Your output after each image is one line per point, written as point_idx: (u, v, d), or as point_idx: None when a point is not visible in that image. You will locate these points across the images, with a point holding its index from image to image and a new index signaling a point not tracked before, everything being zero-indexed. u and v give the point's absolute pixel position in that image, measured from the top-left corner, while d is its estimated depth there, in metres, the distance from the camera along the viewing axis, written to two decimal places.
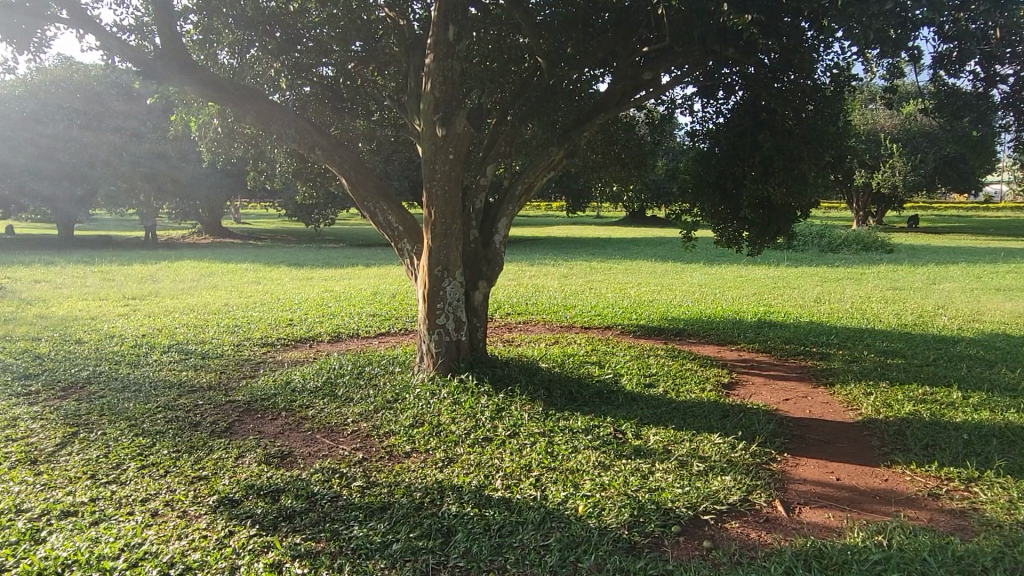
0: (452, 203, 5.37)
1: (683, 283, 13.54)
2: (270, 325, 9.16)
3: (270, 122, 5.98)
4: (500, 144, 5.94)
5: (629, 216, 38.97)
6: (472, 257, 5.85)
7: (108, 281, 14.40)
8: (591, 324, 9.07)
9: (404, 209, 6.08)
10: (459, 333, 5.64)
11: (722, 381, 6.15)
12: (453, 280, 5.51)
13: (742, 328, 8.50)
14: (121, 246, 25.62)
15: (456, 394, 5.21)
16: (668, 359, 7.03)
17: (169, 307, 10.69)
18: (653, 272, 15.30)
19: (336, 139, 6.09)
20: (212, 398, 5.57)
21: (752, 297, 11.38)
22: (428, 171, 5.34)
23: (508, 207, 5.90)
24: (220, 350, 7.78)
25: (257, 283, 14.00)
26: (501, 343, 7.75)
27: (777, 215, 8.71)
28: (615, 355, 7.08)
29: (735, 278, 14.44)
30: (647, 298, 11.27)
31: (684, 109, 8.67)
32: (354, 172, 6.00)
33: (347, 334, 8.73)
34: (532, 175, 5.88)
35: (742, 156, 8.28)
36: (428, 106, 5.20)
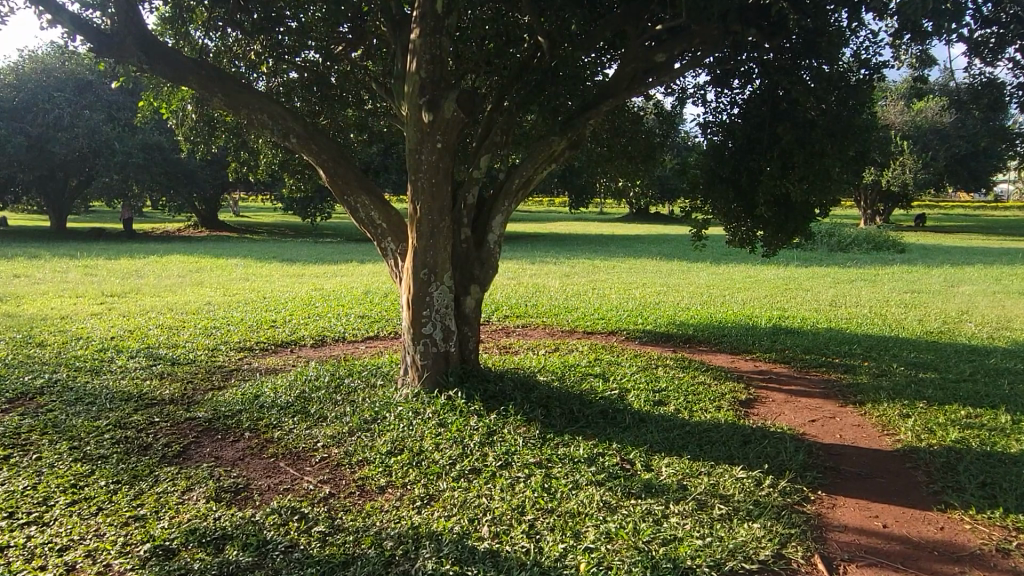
0: (440, 198, 4.78)
1: (690, 283, 12.94)
2: (252, 327, 8.56)
3: (238, 107, 5.33)
4: (496, 132, 5.33)
5: (631, 212, 38.45)
6: (462, 259, 5.25)
7: (90, 277, 13.83)
8: (594, 330, 8.46)
9: (388, 204, 5.46)
10: (447, 344, 5.04)
11: (739, 397, 5.55)
12: (441, 284, 4.91)
13: (756, 335, 7.89)
14: (113, 239, 25.05)
15: (442, 414, 4.62)
16: (679, 370, 6.42)
17: (146, 306, 10.09)
18: (657, 271, 14.70)
19: (313, 126, 5.45)
20: (171, 416, 4.98)
21: (764, 300, 10.76)
22: (412, 162, 4.73)
23: (505, 204, 5.29)
24: (193, 355, 7.17)
25: (245, 280, 13.43)
26: (497, 350, 7.16)
27: (796, 214, 8.10)
28: (621, 366, 6.47)
29: (743, 278, 13.84)
30: (653, 300, 10.68)
31: (696, 99, 8.04)
32: (333, 163, 5.37)
33: (332, 338, 8.13)
34: (531, 168, 5.27)
35: (759, 150, 7.69)
36: (412, 88, 4.61)
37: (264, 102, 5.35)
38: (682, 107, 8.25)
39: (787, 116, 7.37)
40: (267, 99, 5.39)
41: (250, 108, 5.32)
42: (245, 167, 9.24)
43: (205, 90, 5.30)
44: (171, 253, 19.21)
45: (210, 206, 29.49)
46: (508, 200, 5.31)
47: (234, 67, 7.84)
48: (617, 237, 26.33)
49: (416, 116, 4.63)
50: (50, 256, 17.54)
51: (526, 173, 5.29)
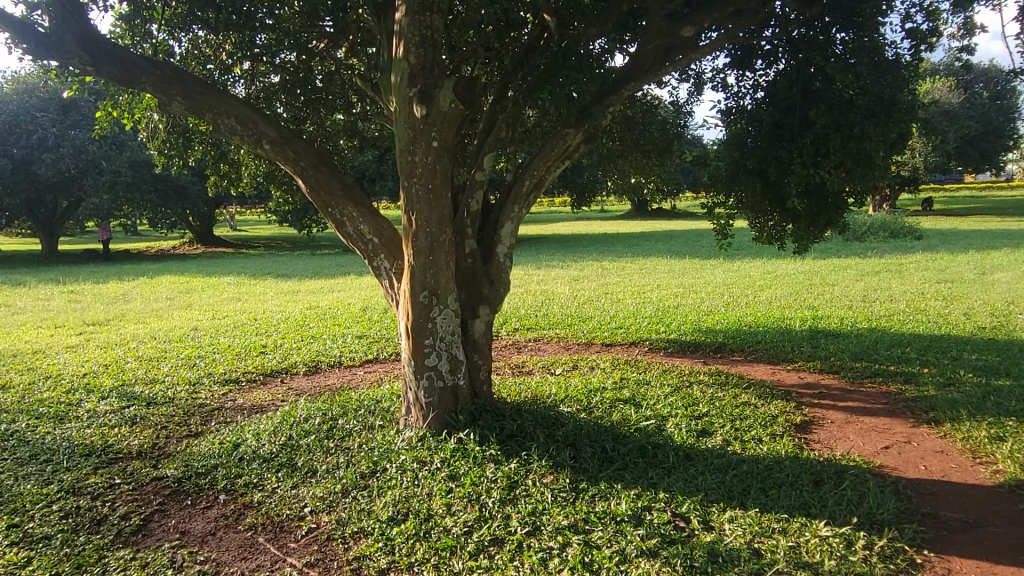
0: (440, 207, 4.05)
1: (707, 283, 12.21)
2: (239, 355, 7.81)
3: (202, 112, 4.61)
4: (500, 127, 4.60)
5: (633, 210, 37.79)
6: (469, 275, 4.52)
7: (74, 304, 13.11)
8: (613, 342, 7.72)
9: (379, 215, 4.72)
10: (455, 377, 4.32)
11: (794, 420, 4.81)
12: (444, 308, 4.19)
13: (794, 341, 7.14)
14: (105, 260, 24.38)
15: (452, 464, 3.89)
16: (718, 387, 5.65)
17: (126, 335, 9.35)
18: (671, 272, 13.98)
19: (290, 131, 4.72)
20: (134, 476, 4.24)
21: (791, 299, 10.01)
22: (406, 164, 4.00)
23: (515, 209, 4.56)
24: (171, 394, 6.43)
25: (237, 300, 12.70)
26: (509, 372, 6.43)
27: (831, 203, 7.35)
28: (651, 385, 5.71)
29: (763, 274, 13.11)
30: (672, 304, 9.94)
31: (715, 83, 7.32)
32: (314, 171, 4.63)
33: (327, 365, 7.40)
34: (544, 165, 4.54)
35: (788, 137, 6.95)
36: (400, 77, 3.86)
37: (232, 105, 4.63)
38: (699, 94, 7.52)
39: (819, 97, 6.64)
40: (235, 100, 4.67)
41: (215, 111, 4.60)
42: (226, 181, 8.51)
43: (161, 94, 4.58)
44: (162, 274, 18.47)
45: (203, 222, 28.79)
46: (518, 205, 4.57)
47: (208, 72, 7.14)
48: (623, 235, 25.60)
49: (407, 111, 3.89)
50: (36, 283, 16.84)
51: (538, 173, 4.55)
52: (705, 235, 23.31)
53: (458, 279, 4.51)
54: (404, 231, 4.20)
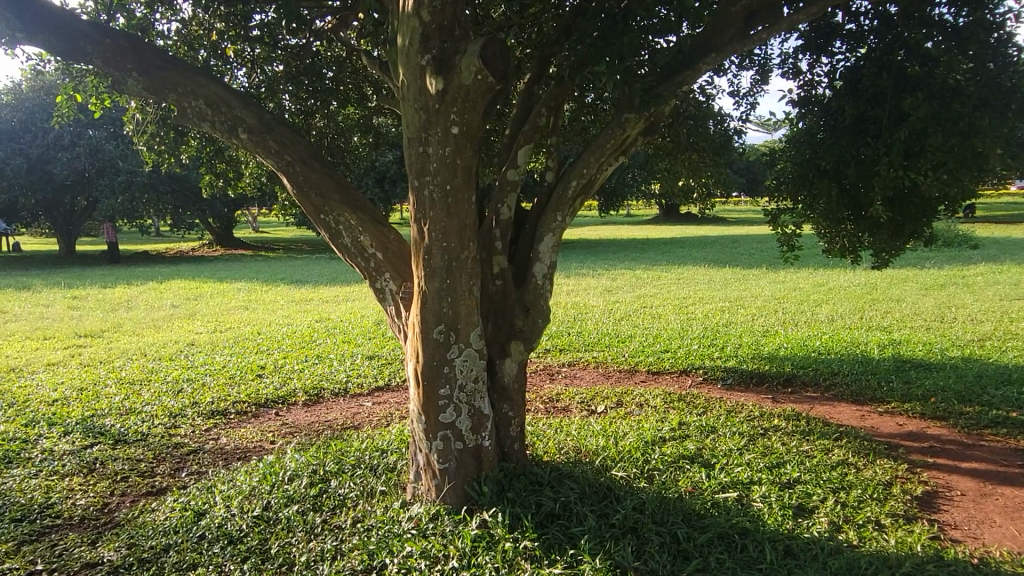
0: (460, 216, 3.05)
1: (756, 297, 11.08)
2: (233, 379, 6.86)
3: (163, 94, 3.67)
4: (539, 113, 3.58)
5: (662, 214, 36.61)
6: (498, 302, 3.51)
7: (74, 312, 12.31)
8: (661, 371, 6.64)
9: (384, 224, 3.70)
10: (477, 437, 3.32)
11: (915, 491, 3.74)
12: (465, 348, 3.19)
13: (878, 373, 6.03)
14: (119, 262, 23.74)
15: (473, 563, 2.89)
16: (802, 439, 4.56)
17: (115, 351, 8.45)
18: (714, 283, 12.88)
19: (273, 115, 3.74)
20: (63, 559, 3.27)
21: (857, 318, 8.85)
22: (415, 157, 3.00)
23: (558, 216, 3.53)
24: (146, 429, 5.49)
25: (245, 310, 11.80)
26: (541, 412, 5.40)
27: (920, 210, 6.24)
28: (717, 433, 4.63)
29: (816, 287, 11.95)
30: (722, 323, 8.85)
31: (784, 67, 6.24)
32: (302, 167, 3.66)
33: (331, 394, 6.42)
34: (596, 161, 3.51)
35: (874, 132, 5.87)
36: (410, 39, 2.86)
37: (201, 83, 3.68)
38: (765, 83, 6.43)
39: (916, 84, 5.55)
40: (206, 77, 3.72)
41: (180, 91, 3.66)
42: (222, 181, 7.58)
43: (114, 69, 3.64)
44: (172, 278, 17.70)
45: (222, 224, 28.13)
46: (561, 212, 3.54)
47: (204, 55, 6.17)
48: (655, 242, 24.45)
49: (418, 87, 2.89)
50: (42, 287, 16.11)
51: (589, 170, 3.52)
52: (742, 241, 22.11)
53: (483, 307, 3.50)
54: (412, 245, 3.20)
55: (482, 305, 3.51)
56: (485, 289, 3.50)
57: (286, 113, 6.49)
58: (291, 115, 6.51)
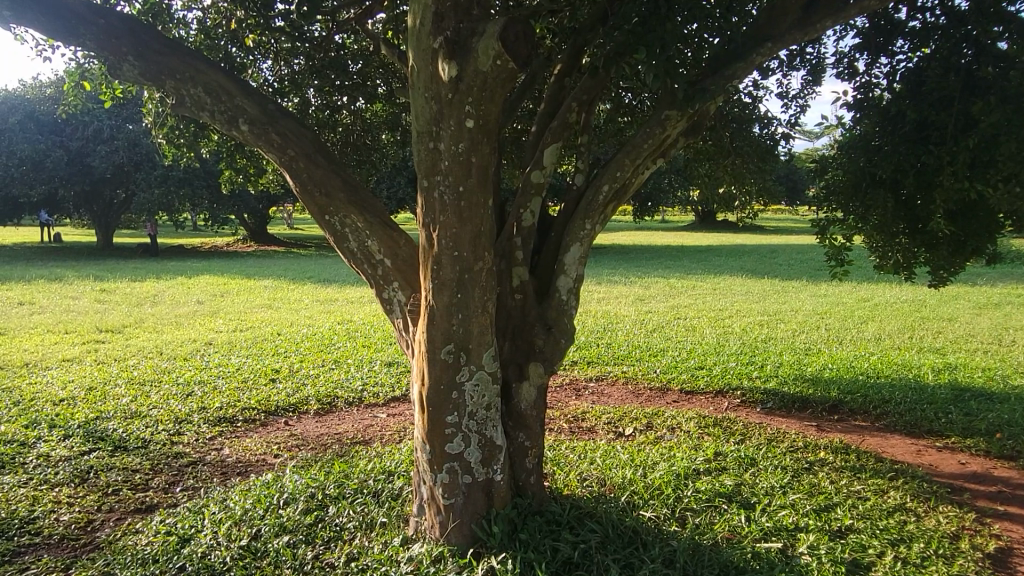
0: (474, 221, 2.69)
1: (798, 311, 10.54)
2: (245, 383, 6.60)
3: (160, 81, 3.37)
4: (569, 108, 3.21)
5: (698, 221, 35.90)
6: (517, 318, 3.14)
7: (100, 305, 12.24)
8: (695, 391, 6.21)
9: (394, 227, 3.36)
10: (488, 470, 2.95)
11: (987, 547, 3.27)
12: (476, 371, 2.83)
13: (934, 402, 5.52)
14: (153, 255, 23.88)
15: None
16: (853, 477, 4.10)
17: (132, 348, 8.27)
18: (752, 295, 12.34)
19: (277, 106, 3.43)
20: None
21: (907, 338, 8.29)
22: (425, 153, 2.65)
23: (587, 225, 3.15)
24: (148, 436, 5.23)
25: (269, 308, 11.60)
26: (564, 433, 5.00)
27: (985, 225, 5.71)
28: (757, 467, 4.19)
29: (861, 303, 11.35)
30: (761, 339, 8.35)
31: (839, 66, 5.81)
32: (306, 163, 3.33)
33: (345, 404, 6.10)
34: (632, 162, 3.13)
35: (937, 138, 5.37)
36: (421, 19, 2.52)
37: (200, 69, 3.39)
38: (817, 84, 5.98)
39: (987, 87, 5.05)
40: (207, 64, 3.42)
41: (178, 78, 3.36)
42: (242, 177, 7.33)
43: (108, 52, 3.35)
44: (202, 273, 17.66)
45: (256, 220, 28.21)
46: (589, 219, 3.16)
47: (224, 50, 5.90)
48: (691, 249, 23.85)
49: (429, 74, 2.55)
50: (73, 279, 16.17)
51: (624, 172, 3.13)
52: (781, 251, 21.43)
53: (500, 323, 3.13)
54: (421, 253, 2.85)
55: (499, 322, 3.14)
56: (502, 303, 3.13)
57: (309, 109, 6.28)
58: (315, 112, 6.30)
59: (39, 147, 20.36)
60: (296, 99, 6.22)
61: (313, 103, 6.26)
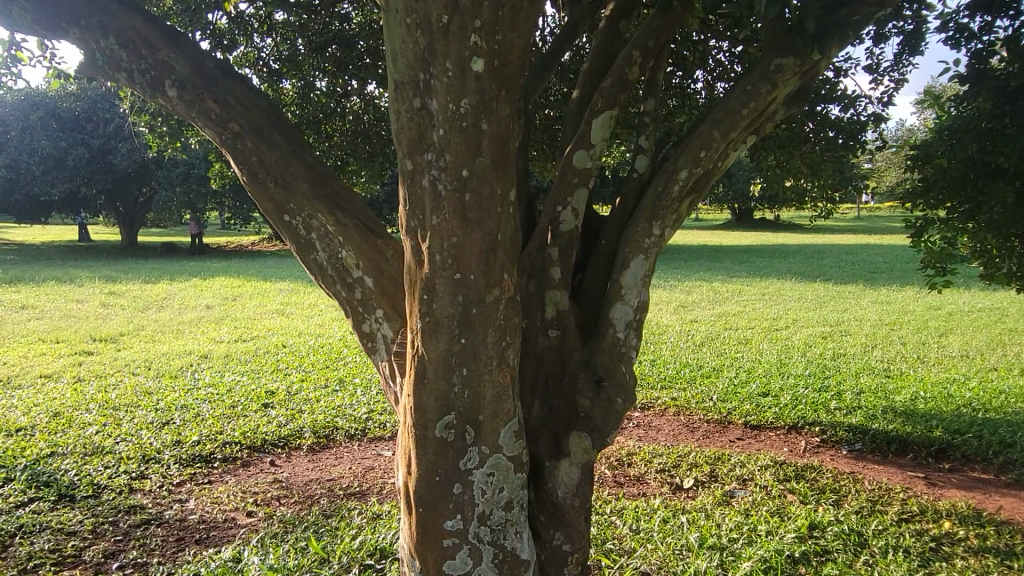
0: (484, 225, 1.71)
1: (862, 322, 9.39)
2: (233, 409, 5.69)
3: (61, 29, 2.45)
4: (629, 59, 2.23)
5: (733, 219, 34.60)
6: (552, 367, 2.16)
7: (102, 310, 11.49)
8: (762, 426, 5.16)
9: (376, 232, 2.40)
10: None
11: None
12: (487, 457, 1.85)
13: None
14: (174, 254, 23.31)
15: None
16: (1000, 569, 3.04)
17: (120, 362, 7.43)
18: (807, 301, 11.20)
19: (218, 63, 2.49)
20: None
21: (1003, 357, 7.13)
22: (408, 117, 1.67)
23: (654, 229, 2.16)
24: (103, 481, 4.33)
25: (280, 314, 10.75)
26: (614, 489, 4.02)
27: None
28: (868, 551, 3.14)
29: (933, 311, 10.15)
30: (830, 357, 7.26)
31: (945, 27, 4.70)
32: (254, 144, 2.39)
33: (345, 437, 5.17)
34: (724, 136, 2.11)
35: None
36: None
37: (113, 12, 2.45)
38: (914, 55, 4.90)
39: None
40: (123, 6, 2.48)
41: (84, 24, 2.44)
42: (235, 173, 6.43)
43: None
44: (218, 274, 16.93)
45: None
46: (659, 221, 2.16)
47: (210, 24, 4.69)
48: (731, 249, 22.66)
49: None
50: (84, 279, 15.51)
51: (714, 151, 2.11)
52: (828, 251, 20.18)
53: (525, 375, 2.16)
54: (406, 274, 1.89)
55: (525, 372, 2.16)
56: (529, 345, 2.16)
57: (312, 95, 4.98)
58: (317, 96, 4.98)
59: (60, 145, 19.62)
60: (298, 81, 4.96)
61: (319, 87, 4.97)
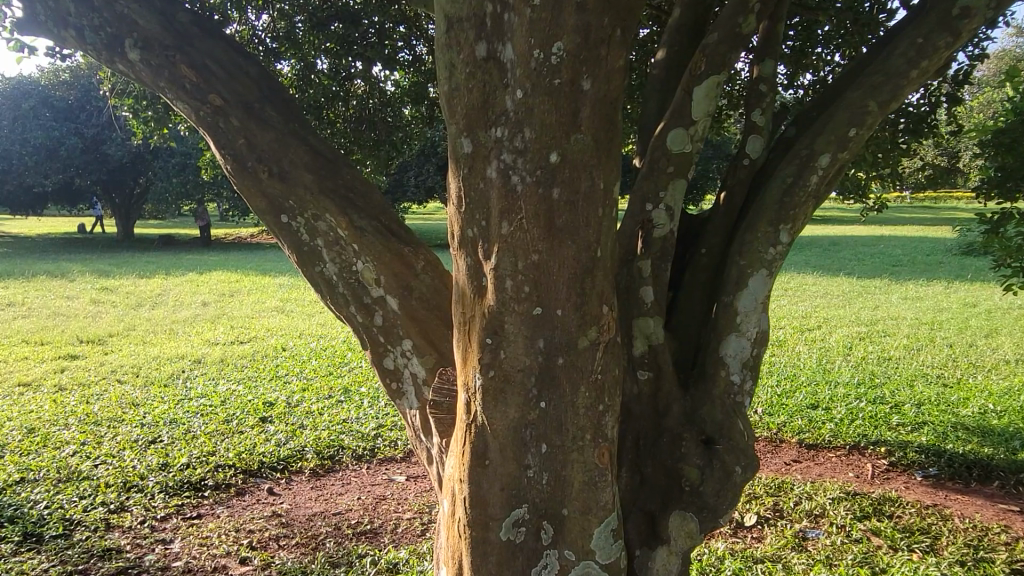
0: (566, 234, 1.58)
1: (901, 321, 8.80)
2: (227, 425, 5.13)
3: None
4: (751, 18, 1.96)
5: None
6: (647, 426, 1.95)
7: (91, 308, 10.88)
8: (819, 446, 4.62)
9: (401, 238, 1.86)
10: None
11: None
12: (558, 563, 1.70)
13: None
14: (170, 247, 22.68)
15: None
16: None
17: (106, 368, 6.87)
18: (836, 298, 10.60)
19: (194, 18, 1.92)
20: None
21: None
22: (477, 90, 1.55)
23: (779, 241, 1.95)
24: (77, 515, 3.77)
25: (280, 313, 10.13)
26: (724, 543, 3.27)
27: None
28: None
29: (973, 310, 9.54)
30: (875, 362, 6.70)
31: None
32: (238, 120, 1.82)
33: (353, 459, 4.62)
34: (881, 107, 1.90)
35: None
36: None
37: None
38: None
39: None
40: None
41: None
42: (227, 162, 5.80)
43: None
44: (214, 269, 16.31)
45: None
46: (785, 225, 1.95)
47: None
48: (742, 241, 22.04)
49: None
50: (75, 274, 14.90)
51: (865, 125, 1.91)
52: (845, 244, 19.48)
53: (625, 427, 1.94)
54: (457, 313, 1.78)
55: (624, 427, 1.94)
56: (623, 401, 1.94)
57: (315, 76, 4.40)
58: (319, 78, 4.40)
59: (53, 135, 18.93)
60: (297, 62, 4.39)
61: (321, 69, 4.38)
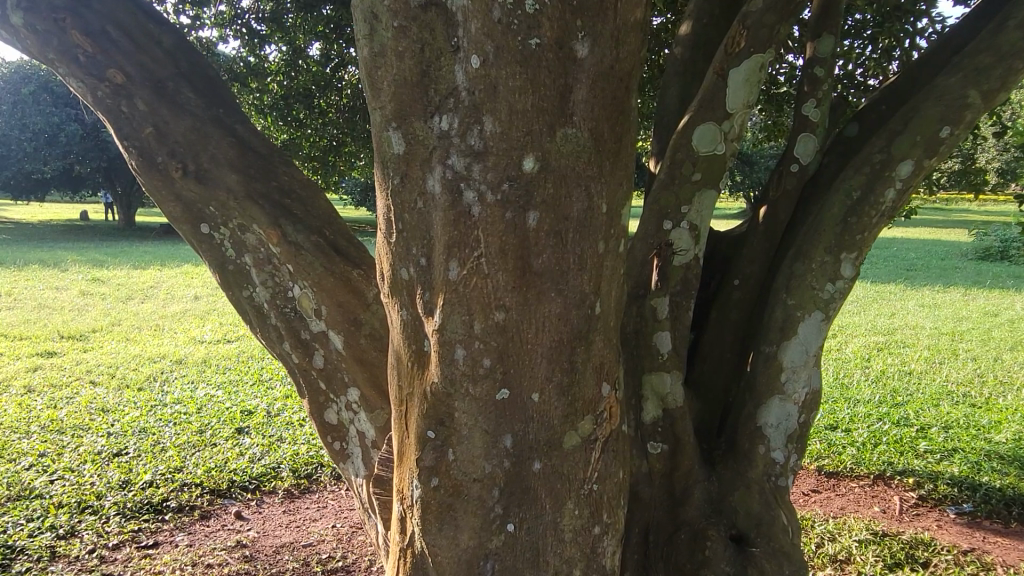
0: (536, 284, 1.46)
1: (921, 330, 8.39)
2: (200, 436, 4.75)
3: None
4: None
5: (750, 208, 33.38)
6: (666, 516, 2.08)
7: (79, 300, 10.52)
8: (839, 474, 4.23)
9: (343, 254, 1.88)
10: None
11: None
12: None
13: None
14: (170, 237, 22.32)
15: None
16: None
17: (82, 367, 6.53)
18: (851, 304, 10.18)
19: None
20: None
21: None
22: (412, 65, 1.41)
23: (830, 290, 2.04)
24: (18, 542, 3.40)
25: None
26: None
27: None
28: None
29: (995, 319, 9.11)
30: (896, 376, 6.28)
31: None
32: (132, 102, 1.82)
33: (332, 479, 4.25)
34: (984, 95, 1.89)
35: None
36: None
37: None
38: None
39: None
40: None
41: None
42: None
43: None
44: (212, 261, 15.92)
45: None
46: (844, 256, 2.02)
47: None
48: None
49: None
50: (68, 264, 14.54)
51: (962, 118, 1.90)
52: None
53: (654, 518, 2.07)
54: (393, 384, 1.68)
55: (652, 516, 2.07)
56: (636, 483, 2.02)
57: (303, 61, 4.00)
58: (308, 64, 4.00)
59: (53, 121, 18.65)
60: (285, 46, 3.98)
61: (310, 53, 3.98)
